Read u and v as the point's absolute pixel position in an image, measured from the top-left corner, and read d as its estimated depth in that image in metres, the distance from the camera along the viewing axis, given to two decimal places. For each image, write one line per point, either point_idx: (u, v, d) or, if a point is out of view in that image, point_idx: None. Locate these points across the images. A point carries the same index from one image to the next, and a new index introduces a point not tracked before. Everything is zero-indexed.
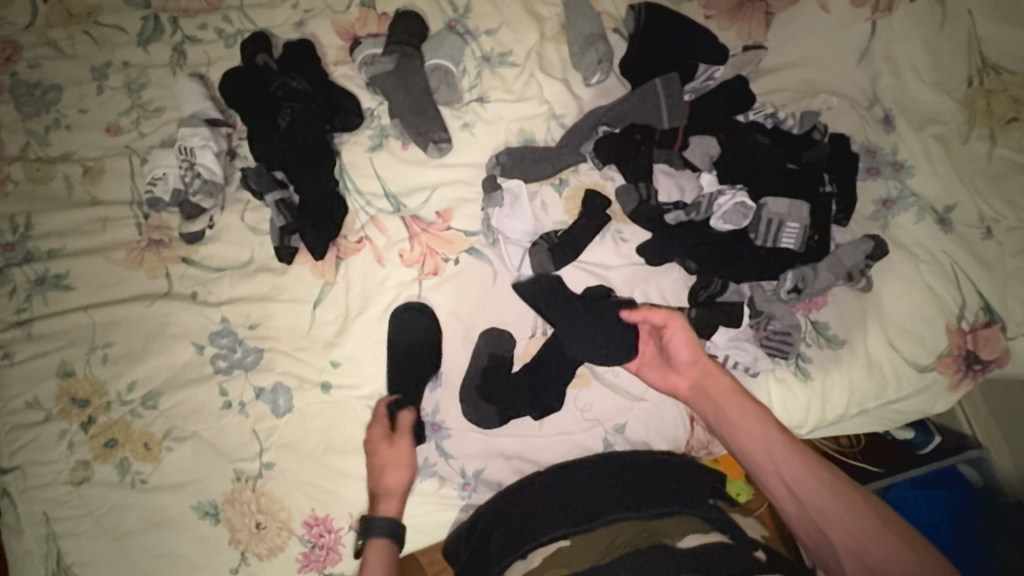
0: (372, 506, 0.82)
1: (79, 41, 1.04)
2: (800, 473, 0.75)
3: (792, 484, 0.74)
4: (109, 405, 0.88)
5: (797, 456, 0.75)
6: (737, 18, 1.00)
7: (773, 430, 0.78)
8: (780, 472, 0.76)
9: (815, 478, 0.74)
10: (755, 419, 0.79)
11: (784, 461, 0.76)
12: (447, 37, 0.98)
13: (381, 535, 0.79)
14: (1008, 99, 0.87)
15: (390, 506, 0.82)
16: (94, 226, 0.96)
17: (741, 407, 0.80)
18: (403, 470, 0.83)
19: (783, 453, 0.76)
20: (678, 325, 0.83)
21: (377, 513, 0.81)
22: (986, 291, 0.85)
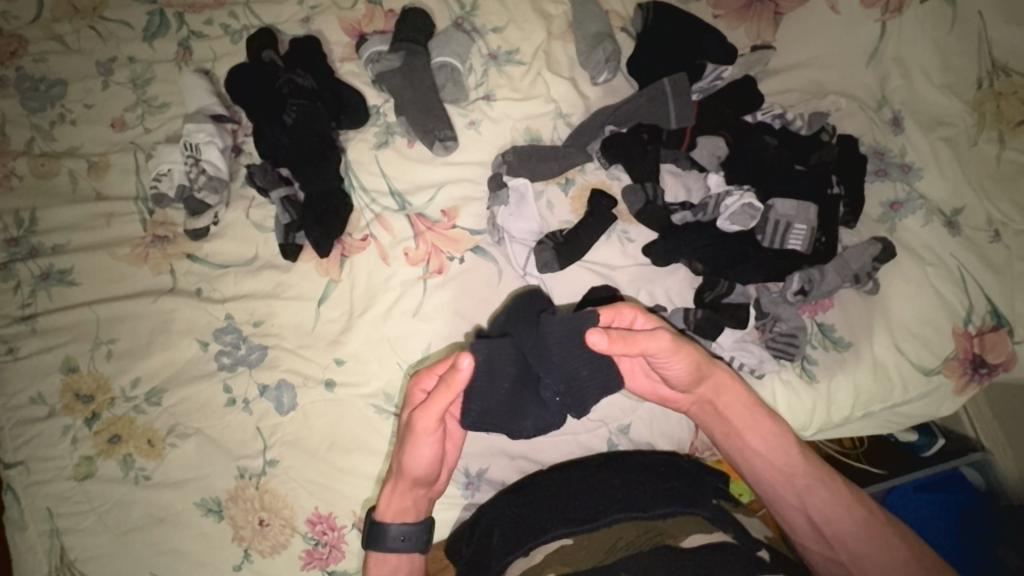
0: (390, 516, 0.75)
1: (84, 36, 1.03)
2: (825, 505, 0.74)
3: (816, 516, 0.74)
4: (113, 401, 0.88)
5: (825, 488, 0.75)
6: (746, 18, 0.99)
7: (801, 462, 0.75)
8: (805, 505, 0.75)
9: (840, 509, 0.74)
10: (782, 449, 0.76)
11: (809, 493, 0.75)
12: (454, 35, 0.98)
13: (381, 543, 0.74)
14: (1017, 102, 0.86)
15: (391, 504, 0.75)
16: (98, 221, 0.96)
17: (764, 438, 0.76)
18: (409, 468, 0.72)
19: (810, 485, 0.75)
20: (671, 347, 0.70)
21: (395, 523, 0.75)
22: (992, 295, 0.85)
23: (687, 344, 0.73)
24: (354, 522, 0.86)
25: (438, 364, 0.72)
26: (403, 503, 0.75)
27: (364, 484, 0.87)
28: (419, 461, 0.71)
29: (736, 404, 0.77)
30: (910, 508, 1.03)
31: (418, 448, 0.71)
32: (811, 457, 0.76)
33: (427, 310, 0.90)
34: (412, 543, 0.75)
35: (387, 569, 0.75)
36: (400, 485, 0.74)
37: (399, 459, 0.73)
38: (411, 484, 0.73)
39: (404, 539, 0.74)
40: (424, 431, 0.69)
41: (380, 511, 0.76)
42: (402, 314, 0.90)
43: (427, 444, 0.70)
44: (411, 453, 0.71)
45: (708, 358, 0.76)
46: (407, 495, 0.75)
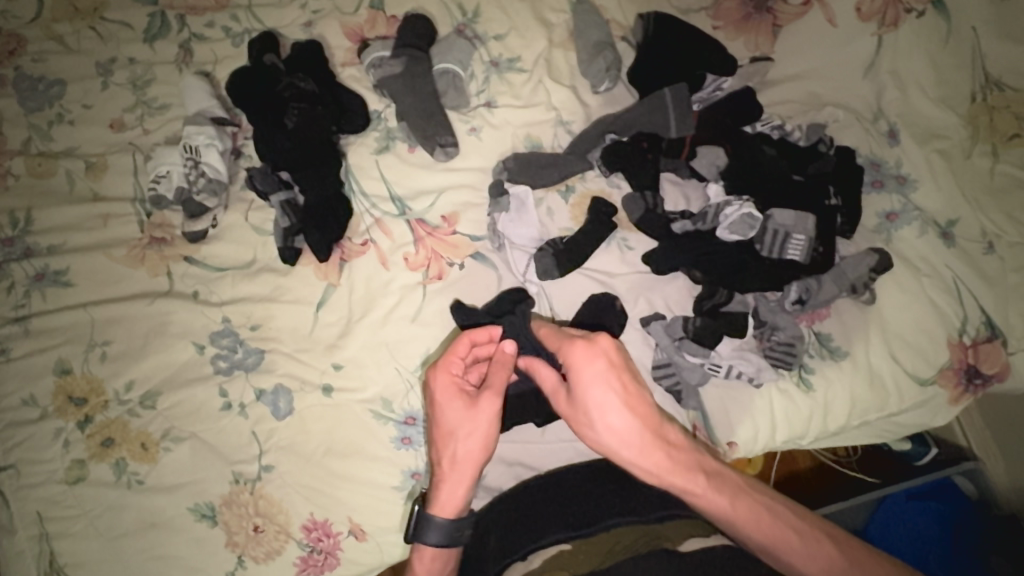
0: (443, 505, 0.72)
1: (84, 37, 1.03)
2: (781, 561, 0.66)
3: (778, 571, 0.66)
4: (107, 404, 0.87)
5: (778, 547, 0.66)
6: (745, 29, 0.99)
7: (739, 519, 0.68)
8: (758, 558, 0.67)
9: (799, 561, 0.66)
10: (717, 507, 0.68)
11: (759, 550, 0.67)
12: (456, 41, 0.98)
13: (432, 537, 0.71)
14: (1009, 117, 0.89)
15: (452, 498, 0.72)
16: (95, 222, 0.95)
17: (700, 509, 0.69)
18: (477, 452, 0.71)
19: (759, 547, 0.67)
20: (563, 401, 0.71)
21: (448, 512, 0.72)
22: (987, 305, 0.86)
23: (586, 415, 0.68)
24: (350, 529, 0.86)
25: (458, 346, 0.73)
26: (466, 495, 0.72)
27: (361, 490, 0.87)
28: (479, 437, 0.70)
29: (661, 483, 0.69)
30: (903, 516, 1.04)
31: (488, 429, 0.71)
32: (753, 507, 0.69)
33: (426, 315, 0.90)
34: (463, 538, 0.73)
35: (438, 558, 0.73)
36: (465, 475, 0.71)
37: (461, 447, 0.71)
38: (478, 471, 0.72)
39: (463, 534, 0.72)
40: (485, 404, 0.70)
41: (437, 506, 0.72)
42: (400, 320, 0.90)
43: (487, 417, 0.70)
44: (479, 435, 0.70)
45: (619, 440, 0.68)
46: (468, 485, 0.72)
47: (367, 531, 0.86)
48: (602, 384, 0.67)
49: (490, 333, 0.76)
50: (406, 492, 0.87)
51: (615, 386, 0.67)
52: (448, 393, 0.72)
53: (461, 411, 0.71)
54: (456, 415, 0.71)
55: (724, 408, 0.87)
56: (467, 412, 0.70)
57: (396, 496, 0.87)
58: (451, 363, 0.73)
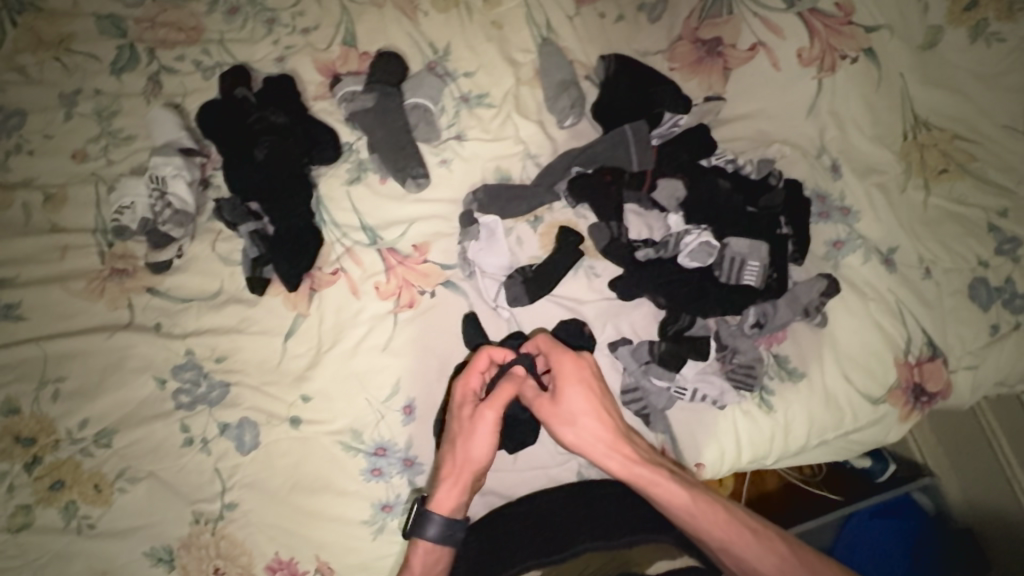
0: (439, 505, 0.75)
1: (48, 67, 1.02)
2: (741, 560, 0.71)
3: (735, 568, 0.72)
4: (58, 444, 0.83)
5: (738, 543, 0.72)
6: (698, 71, 1.06)
7: (702, 520, 0.73)
8: (717, 556, 0.73)
9: (756, 561, 0.71)
10: (685, 511, 0.73)
11: (721, 549, 0.72)
12: (426, 78, 1.02)
13: (421, 533, 0.73)
14: (938, 153, 0.99)
15: (447, 498, 0.75)
16: (52, 254, 0.92)
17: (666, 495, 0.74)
18: (475, 458, 0.76)
19: (723, 543, 0.72)
20: (543, 412, 0.79)
21: (442, 511, 0.74)
22: (927, 327, 0.92)
23: (561, 423, 0.78)
24: (317, 567, 0.83)
25: (477, 362, 0.79)
26: (460, 497, 0.76)
27: (330, 526, 0.84)
28: (480, 444, 0.75)
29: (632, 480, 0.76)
30: (866, 532, 1.09)
31: (488, 438, 0.76)
32: (719, 511, 0.73)
33: (396, 344, 0.90)
34: (454, 540, 0.74)
35: (429, 560, 0.74)
36: (462, 478, 0.76)
37: (463, 450, 0.76)
38: (475, 475, 0.76)
39: (454, 533, 0.74)
40: (489, 415, 0.76)
41: (432, 504, 0.75)
42: (370, 349, 0.90)
43: (490, 427, 0.76)
44: (484, 441, 0.76)
45: (595, 438, 0.77)
46: (464, 488, 0.76)
47: (334, 569, 0.83)
48: (588, 395, 0.78)
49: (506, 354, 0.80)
50: (375, 526, 0.85)
51: (591, 394, 0.78)
52: (460, 401, 0.78)
53: (465, 421, 0.77)
54: (463, 423, 0.77)
55: (690, 431, 0.89)
56: (471, 419, 0.76)
57: (365, 532, 0.85)
58: (469, 375, 0.79)
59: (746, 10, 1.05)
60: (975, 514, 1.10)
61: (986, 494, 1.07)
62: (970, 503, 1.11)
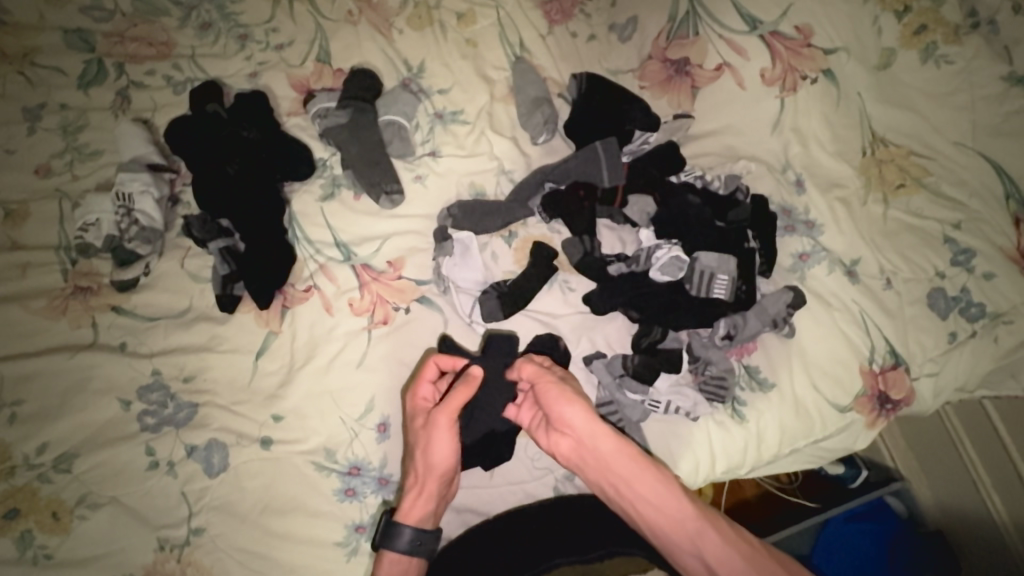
0: (404, 513, 0.74)
1: (11, 81, 1.00)
2: (715, 546, 0.68)
3: (711, 561, 0.67)
4: (13, 470, 0.78)
5: (713, 528, 0.69)
6: (668, 90, 1.10)
7: (681, 501, 0.71)
8: (694, 548, 0.69)
9: (733, 550, 0.68)
10: (664, 491, 0.72)
11: (700, 535, 0.69)
12: (401, 95, 1.03)
13: (392, 544, 0.73)
14: (895, 168, 1.03)
15: (414, 507, 0.75)
16: (12, 272, 0.89)
17: (646, 476, 0.73)
18: (436, 465, 0.74)
19: (698, 526, 0.69)
20: (547, 383, 0.78)
21: (409, 519, 0.74)
22: (890, 336, 0.94)
23: (570, 393, 0.76)
24: None
25: (426, 370, 0.80)
26: (428, 505, 0.75)
27: (303, 549, 0.82)
28: (436, 450, 0.74)
29: (617, 456, 0.73)
30: (841, 538, 1.12)
31: (444, 445, 0.74)
32: (697, 499, 0.73)
33: (370, 361, 0.89)
34: (421, 551, 0.74)
35: (397, 571, 0.73)
36: (426, 487, 0.75)
37: (422, 458, 0.75)
38: (439, 483, 0.75)
39: (423, 543, 0.74)
40: (438, 421, 0.74)
41: (400, 515, 0.75)
42: (344, 366, 0.89)
43: (445, 432, 0.74)
44: (439, 447, 0.74)
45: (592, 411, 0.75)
46: (431, 496, 0.75)
47: None
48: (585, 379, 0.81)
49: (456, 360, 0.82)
50: (350, 548, 0.83)
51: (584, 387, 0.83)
52: (414, 412, 0.79)
53: (420, 430, 0.77)
54: (420, 431, 0.77)
55: (665, 442, 0.90)
56: (427, 427, 0.75)
57: (339, 554, 0.83)
58: (419, 386, 0.80)
59: (711, 31, 1.07)
60: (945, 517, 1.13)
61: (955, 499, 1.10)
62: (940, 506, 1.14)
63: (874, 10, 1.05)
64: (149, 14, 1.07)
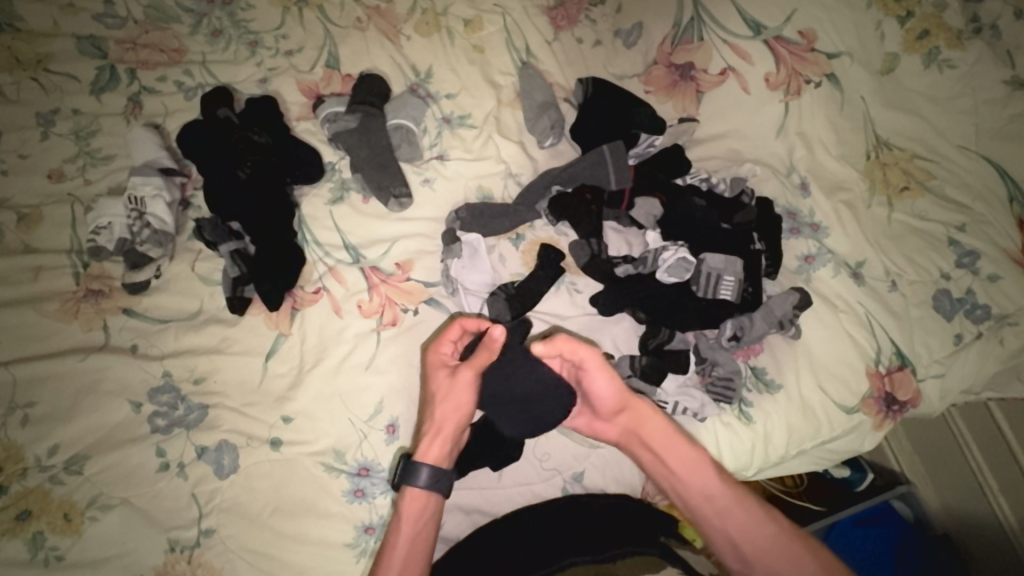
0: (420, 453, 0.76)
1: (25, 87, 1.02)
2: (743, 525, 0.74)
3: (735, 536, 0.74)
4: (25, 472, 0.79)
5: (743, 509, 0.75)
6: (673, 94, 1.11)
7: (712, 480, 0.77)
8: (722, 524, 0.75)
9: (759, 530, 0.73)
10: (698, 470, 0.78)
11: (727, 512, 0.75)
12: (409, 100, 1.04)
13: (411, 481, 0.74)
14: (899, 171, 1.04)
15: (433, 448, 0.76)
16: (25, 275, 0.90)
17: (680, 454, 0.79)
18: (456, 410, 0.77)
19: (726, 504, 0.76)
20: (596, 367, 0.79)
21: (424, 458, 0.75)
22: (896, 337, 0.95)
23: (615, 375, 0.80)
24: None
25: (449, 330, 0.81)
26: (444, 449, 0.76)
27: (313, 549, 0.82)
28: (455, 399, 0.77)
29: (657, 433, 0.80)
30: (849, 543, 1.11)
31: (466, 396, 0.78)
32: (730, 480, 0.78)
33: (380, 362, 0.90)
34: (440, 487, 0.75)
35: (415, 508, 0.74)
36: (445, 431, 0.77)
37: (445, 406, 0.77)
38: (455, 429, 0.77)
39: (441, 481, 0.75)
40: (461, 374, 0.78)
41: (417, 455, 0.76)
42: (353, 368, 0.89)
43: (466, 383, 0.78)
44: (460, 395, 0.78)
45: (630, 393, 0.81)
46: (446, 440, 0.76)
47: None
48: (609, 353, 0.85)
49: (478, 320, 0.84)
50: (359, 549, 0.83)
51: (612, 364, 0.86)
52: (435, 365, 0.80)
53: (444, 380, 0.78)
54: (440, 383, 0.78)
55: None
56: (449, 379, 0.78)
57: (349, 555, 0.83)
58: (441, 342, 0.81)
59: (716, 36, 1.09)
60: (952, 520, 1.13)
61: (963, 502, 1.10)
62: (948, 510, 1.13)
63: (876, 16, 1.06)
64: (162, 21, 1.09)
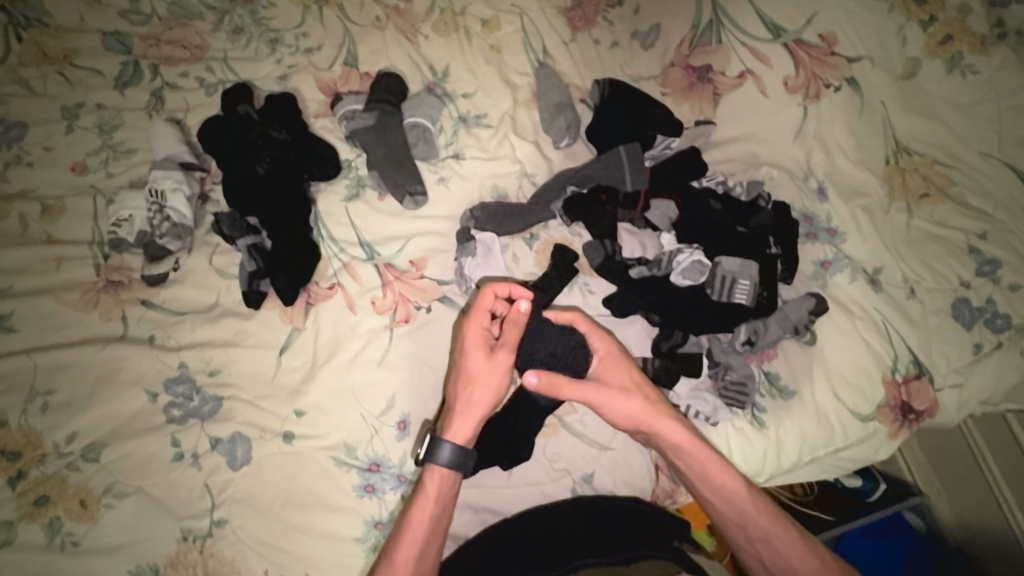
0: (447, 430, 0.75)
1: (51, 81, 1.04)
2: (778, 553, 0.74)
3: (769, 561, 0.75)
4: (44, 458, 0.80)
5: (779, 538, 0.75)
6: (690, 96, 1.11)
7: (747, 510, 0.76)
8: (756, 550, 0.76)
9: (795, 558, 0.74)
10: (732, 496, 0.77)
11: (763, 541, 0.75)
12: (426, 98, 1.05)
13: (435, 458, 0.74)
14: (919, 177, 1.03)
15: (463, 430, 0.75)
16: (47, 265, 0.92)
17: (711, 480, 0.78)
18: (492, 393, 0.76)
19: (762, 534, 0.75)
20: (610, 364, 0.82)
21: (451, 436, 0.75)
22: (914, 345, 0.93)
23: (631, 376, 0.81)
24: None
25: (483, 301, 0.78)
26: (475, 429, 0.76)
27: (323, 542, 0.83)
28: (490, 382, 0.75)
29: (688, 459, 0.78)
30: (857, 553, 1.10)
31: (503, 379, 0.76)
32: (766, 508, 0.77)
33: (392, 359, 0.91)
34: (465, 467, 0.76)
35: (441, 486, 0.75)
36: (478, 413, 0.75)
37: (479, 389, 0.75)
38: (487, 411, 0.76)
39: (466, 461, 0.75)
40: (501, 356, 0.76)
41: (444, 434, 0.75)
42: (366, 364, 0.90)
43: (502, 367, 0.76)
44: (494, 379, 0.76)
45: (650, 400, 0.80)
46: (476, 419, 0.76)
47: None
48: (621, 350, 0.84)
49: (512, 289, 0.81)
50: (368, 543, 0.84)
51: (636, 376, 0.82)
52: (474, 343, 0.77)
53: (484, 364, 0.76)
54: (478, 364, 0.76)
55: None
56: (487, 359, 0.76)
57: (358, 549, 0.83)
58: (479, 316, 0.78)
59: (734, 39, 1.08)
60: (966, 535, 1.10)
61: (980, 517, 1.08)
62: (964, 525, 1.11)
63: (898, 20, 1.05)
64: (184, 19, 1.11)
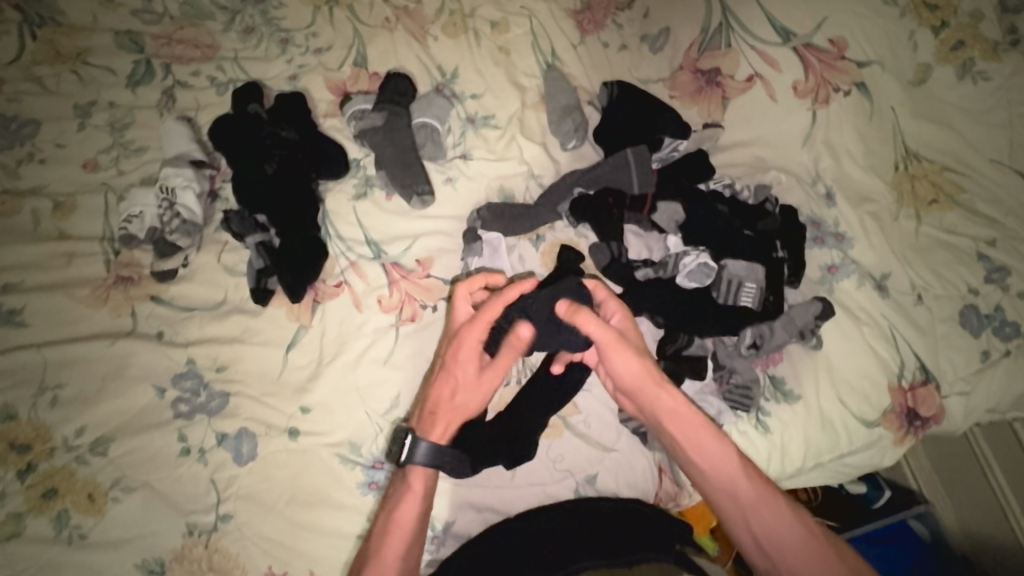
0: (428, 429, 0.76)
1: (64, 79, 1.05)
2: (766, 522, 0.73)
3: (759, 532, 0.73)
4: (52, 452, 0.81)
5: (768, 509, 0.73)
6: (698, 100, 1.11)
7: (737, 475, 0.75)
8: (745, 519, 0.74)
9: (783, 528, 0.72)
10: (722, 463, 0.76)
11: (751, 510, 0.73)
12: (435, 99, 1.05)
13: (412, 457, 0.73)
14: (927, 184, 1.03)
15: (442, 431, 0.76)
16: (58, 261, 0.93)
17: (702, 446, 0.77)
18: (472, 402, 0.77)
19: (749, 501, 0.74)
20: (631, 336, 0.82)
21: (431, 437, 0.75)
22: (921, 352, 0.93)
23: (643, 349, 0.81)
24: None
25: (490, 315, 0.76)
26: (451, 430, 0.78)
27: (327, 540, 0.83)
28: (474, 394, 0.77)
29: (681, 423, 0.77)
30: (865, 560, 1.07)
31: (486, 392, 0.78)
32: (757, 478, 0.75)
33: (397, 358, 0.91)
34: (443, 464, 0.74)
35: (423, 483, 0.75)
36: (455, 418, 0.77)
37: (464, 399, 0.77)
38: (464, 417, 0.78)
39: (442, 458, 0.74)
40: (489, 373, 0.78)
41: (424, 432, 0.76)
42: (371, 363, 0.90)
43: (489, 381, 0.77)
44: (479, 394, 0.77)
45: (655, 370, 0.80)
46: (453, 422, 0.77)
47: None
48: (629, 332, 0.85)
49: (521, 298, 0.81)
50: None
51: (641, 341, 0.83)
52: (468, 354, 0.77)
53: (472, 375, 0.77)
54: (467, 375, 0.77)
55: None
56: (478, 372, 0.77)
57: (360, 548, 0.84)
58: (480, 327, 0.77)
59: (743, 42, 1.08)
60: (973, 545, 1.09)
61: (986, 527, 1.07)
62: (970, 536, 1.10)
63: (909, 25, 1.05)
64: (196, 18, 1.12)
